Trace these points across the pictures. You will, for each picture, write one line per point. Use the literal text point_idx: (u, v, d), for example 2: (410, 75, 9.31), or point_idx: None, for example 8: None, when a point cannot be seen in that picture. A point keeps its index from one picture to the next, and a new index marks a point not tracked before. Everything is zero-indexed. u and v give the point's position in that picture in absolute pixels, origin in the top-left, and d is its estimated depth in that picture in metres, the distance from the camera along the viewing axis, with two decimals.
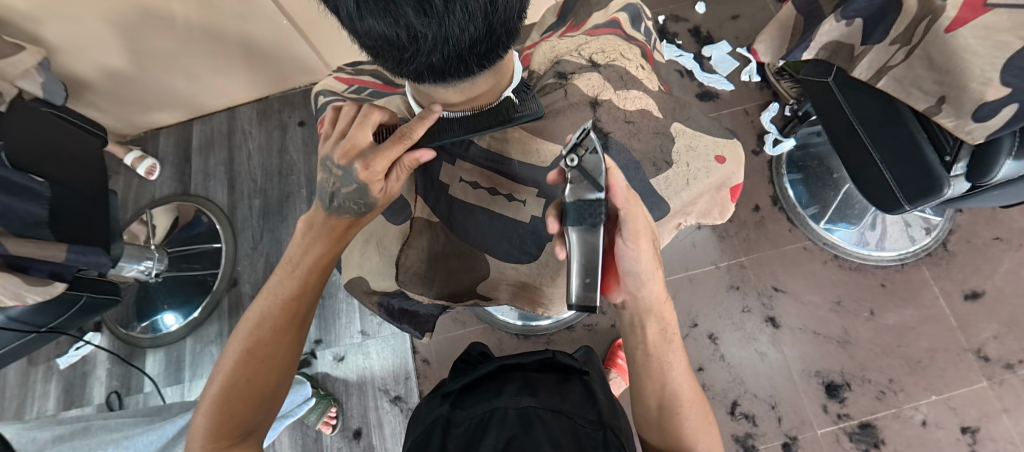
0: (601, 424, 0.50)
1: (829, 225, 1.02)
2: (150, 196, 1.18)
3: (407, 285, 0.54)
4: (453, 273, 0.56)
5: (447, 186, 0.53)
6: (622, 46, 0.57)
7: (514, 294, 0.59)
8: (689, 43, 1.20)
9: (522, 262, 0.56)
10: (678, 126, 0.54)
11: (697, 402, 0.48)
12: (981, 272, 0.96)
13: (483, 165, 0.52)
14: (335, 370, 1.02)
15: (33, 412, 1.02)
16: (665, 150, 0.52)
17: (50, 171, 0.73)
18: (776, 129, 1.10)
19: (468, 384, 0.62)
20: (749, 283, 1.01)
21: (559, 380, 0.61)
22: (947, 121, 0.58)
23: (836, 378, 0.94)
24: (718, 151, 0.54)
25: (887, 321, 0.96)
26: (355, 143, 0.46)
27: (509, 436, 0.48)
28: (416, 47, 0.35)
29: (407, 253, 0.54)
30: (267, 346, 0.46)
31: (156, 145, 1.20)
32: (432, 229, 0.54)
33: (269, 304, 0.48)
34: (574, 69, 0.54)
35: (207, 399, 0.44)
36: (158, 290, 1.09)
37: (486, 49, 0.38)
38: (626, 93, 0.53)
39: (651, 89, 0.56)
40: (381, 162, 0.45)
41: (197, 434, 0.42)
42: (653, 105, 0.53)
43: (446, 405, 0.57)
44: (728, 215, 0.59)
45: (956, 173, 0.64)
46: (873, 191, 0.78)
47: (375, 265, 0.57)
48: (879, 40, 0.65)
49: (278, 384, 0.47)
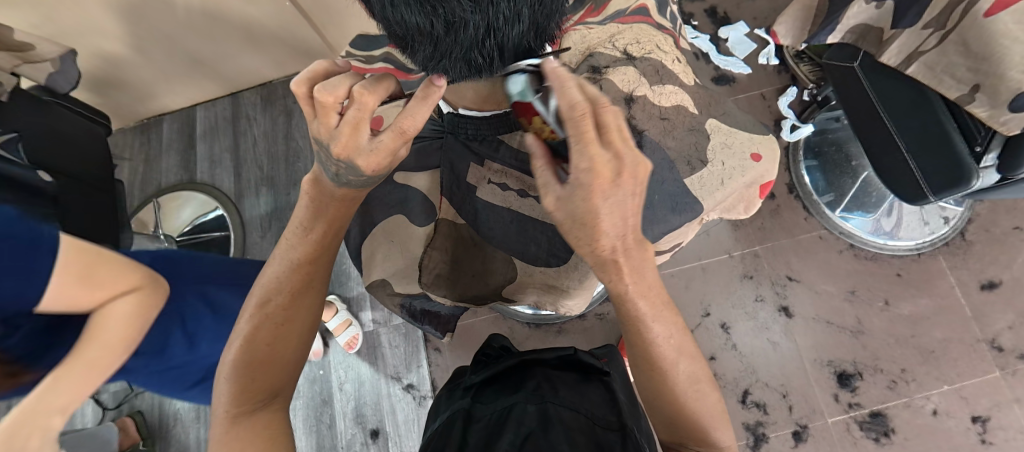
0: (620, 423, 0.50)
1: (845, 213, 1.01)
2: (155, 184, 1.16)
3: (430, 288, 0.53)
4: (478, 278, 0.55)
5: (475, 188, 0.52)
6: (656, 37, 0.54)
7: (540, 295, 0.55)
8: (706, 24, 1.16)
9: (551, 266, 0.53)
10: (712, 121, 0.52)
11: (697, 385, 0.44)
12: (998, 262, 0.94)
13: (512, 168, 0.51)
14: (347, 358, 1.02)
15: None
16: (700, 148, 0.50)
17: (56, 163, 0.72)
18: (795, 114, 1.07)
19: (489, 377, 0.63)
20: (762, 273, 1.00)
21: (580, 382, 0.60)
22: (980, 111, 0.57)
23: (848, 368, 0.94)
24: (755, 148, 0.51)
25: (901, 311, 0.95)
26: (350, 139, 0.38)
27: (528, 431, 0.47)
28: (454, 39, 0.30)
29: (430, 256, 0.53)
30: (283, 312, 0.46)
31: (160, 130, 1.18)
32: (455, 232, 0.54)
33: (283, 273, 0.46)
34: (609, 62, 0.52)
35: (227, 366, 0.44)
36: None
37: (529, 40, 0.33)
38: (661, 89, 0.50)
39: (686, 83, 0.53)
40: (382, 156, 0.39)
41: (222, 401, 0.43)
42: (688, 99, 0.51)
43: (467, 399, 0.57)
44: (752, 212, 0.56)
45: (987, 164, 0.63)
46: (895, 183, 0.77)
47: (397, 268, 0.55)
48: (910, 24, 0.65)
49: (298, 350, 0.47)
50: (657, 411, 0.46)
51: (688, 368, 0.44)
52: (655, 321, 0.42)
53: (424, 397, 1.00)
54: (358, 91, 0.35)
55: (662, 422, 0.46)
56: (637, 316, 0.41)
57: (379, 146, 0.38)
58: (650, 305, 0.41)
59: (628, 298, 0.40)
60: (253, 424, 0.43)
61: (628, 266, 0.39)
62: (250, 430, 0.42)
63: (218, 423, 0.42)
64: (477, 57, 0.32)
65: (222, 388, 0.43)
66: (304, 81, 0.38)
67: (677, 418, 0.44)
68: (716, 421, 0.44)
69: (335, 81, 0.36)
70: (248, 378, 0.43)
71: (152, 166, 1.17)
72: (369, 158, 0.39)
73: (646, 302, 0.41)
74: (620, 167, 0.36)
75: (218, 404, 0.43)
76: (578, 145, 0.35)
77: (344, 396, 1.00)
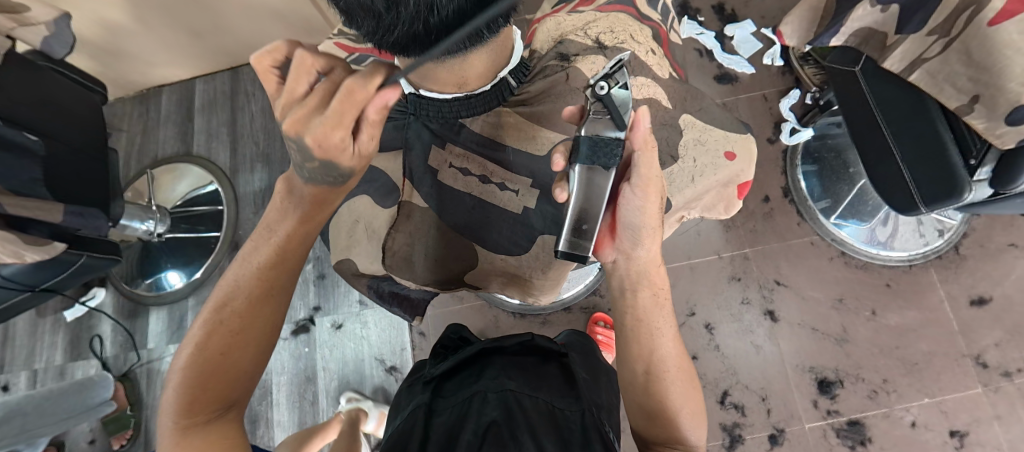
0: (581, 405, 0.51)
1: (839, 220, 0.99)
2: (152, 155, 1.16)
3: (393, 269, 0.54)
4: (442, 264, 0.55)
5: (436, 172, 0.52)
6: (633, 27, 0.53)
7: (503, 284, 0.59)
8: (712, 20, 1.14)
9: (514, 256, 0.55)
10: (687, 117, 0.51)
11: (685, 382, 0.46)
12: (990, 278, 0.93)
13: (474, 153, 0.52)
14: (332, 337, 1.03)
15: (43, 361, 1.05)
16: (671, 143, 0.50)
17: (45, 128, 0.73)
18: (795, 117, 1.06)
19: (449, 370, 0.61)
20: (750, 276, 1.00)
21: (541, 364, 0.60)
22: (978, 122, 0.57)
23: (829, 375, 0.93)
24: (729, 147, 0.51)
25: (888, 321, 0.94)
26: (303, 111, 0.36)
27: (490, 421, 0.46)
28: (396, 14, 0.29)
29: (394, 237, 0.53)
30: (239, 319, 0.44)
31: (159, 101, 1.18)
32: (420, 217, 0.53)
33: (242, 277, 0.46)
34: (579, 50, 0.52)
35: (178, 374, 0.42)
36: (161, 249, 1.10)
37: (479, 18, 0.31)
38: (634, 80, 0.50)
39: (661, 76, 0.52)
40: (337, 129, 0.36)
41: (171, 411, 0.41)
42: (662, 92, 0.51)
43: (427, 394, 0.54)
44: (731, 212, 0.54)
45: (980, 178, 0.63)
46: (888, 192, 0.77)
47: (364, 249, 0.56)
48: (914, 30, 0.62)
49: (256, 357, 0.46)
50: (639, 402, 0.46)
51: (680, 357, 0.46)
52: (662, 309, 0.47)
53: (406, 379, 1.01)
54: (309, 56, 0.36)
55: (638, 410, 0.47)
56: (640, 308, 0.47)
57: (327, 114, 0.35)
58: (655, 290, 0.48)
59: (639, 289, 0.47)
60: (206, 433, 0.41)
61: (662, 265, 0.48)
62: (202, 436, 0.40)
63: (166, 431, 0.41)
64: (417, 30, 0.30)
65: (172, 397, 0.41)
66: (266, 57, 0.39)
67: (657, 409, 0.45)
68: (692, 416, 0.45)
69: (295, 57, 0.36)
70: (201, 383, 0.42)
71: (150, 137, 1.17)
72: (317, 125, 0.35)
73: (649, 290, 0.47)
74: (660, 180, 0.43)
75: (166, 416, 0.41)
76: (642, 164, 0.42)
77: (327, 374, 1.02)
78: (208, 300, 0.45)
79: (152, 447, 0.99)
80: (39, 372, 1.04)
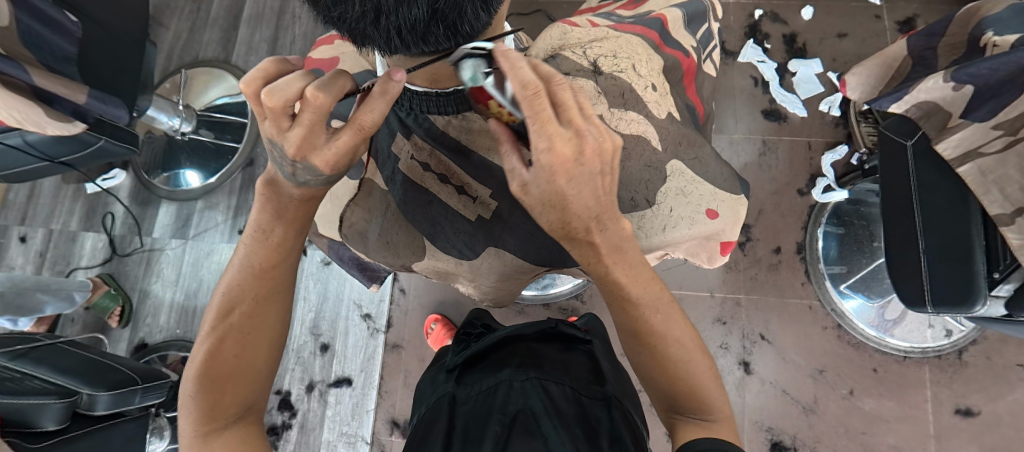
0: (605, 393, 0.51)
1: (846, 290, 0.94)
2: (193, 54, 1.19)
3: (347, 238, 0.56)
4: (389, 246, 0.55)
5: (396, 157, 0.52)
6: (638, 55, 0.49)
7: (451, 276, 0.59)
8: (778, 50, 1.06)
9: (465, 259, 0.55)
10: (675, 164, 0.48)
11: (686, 351, 0.42)
12: (985, 393, 0.88)
13: (438, 150, 0.51)
14: (320, 271, 1.07)
15: (59, 224, 1.12)
16: (650, 189, 0.47)
17: (86, 9, 0.75)
18: (834, 175, 1.00)
19: (471, 359, 0.63)
20: (737, 322, 0.97)
21: (565, 353, 0.61)
22: (1012, 237, 0.52)
23: (785, 440, 0.92)
24: (712, 204, 0.47)
25: (862, 405, 0.91)
26: (306, 138, 0.35)
27: (516, 410, 0.47)
28: (344, 11, 0.28)
29: (352, 211, 0.54)
30: (250, 320, 0.44)
31: (211, 4, 1.20)
32: (379, 196, 0.54)
33: (243, 279, 0.44)
34: (572, 70, 0.47)
35: (189, 384, 0.42)
36: (182, 147, 1.14)
37: (435, 30, 0.29)
38: (623, 115, 0.47)
39: (657, 115, 0.49)
40: (347, 155, 0.37)
41: (188, 423, 0.41)
42: (652, 133, 0.47)
43: (451, 382, 0.57)
44: (716, 262, 0.53)
45: (998, 293, 0.59)
46: (898, 279, 0.72)
47: (327, 211, 0.59)
48: (981, 118, 0.57)
49: (272, 354, 0.46)
50: (663, 392, 0.43)
51: (683, 336, 0.42)
52: (643, 301, 0.41)
53: (377, 330, 1.04)
54: (312, 89, 0.32)
55: (661, 388, 0.43)
56: (625, 296, 0.40)
57: (336, 138, 0.36)
58: (638, 284, 0.40)
59: (611, 279, 0.40)
60: (226, 439, 0.41)
61: (610, 247, 0.38)
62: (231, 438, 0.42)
63: (189, 444, 0.41)
64: (367, 30, 0.29)
65: (188, 412, 0.41)
66: (255, 78, 0.34)
67: (676, 389, 0.42)
68: (713, 384, 0.42)
69: (282, 83, 0.33)
70: (219, 392, 0.42)
71: (194, 36, 1.19)
72: (329, 154, 0.36)
73: (633, 285, 0.40)
74: (582, 144, 0.32)
75: (184, 425, 0.42)
76: (534, 125, 0.30)
77: (307, 305, 1.06)
78: (210, 305, 0.45)
79: (137, 328, 1.06)
80: (54, 234, 1.12)
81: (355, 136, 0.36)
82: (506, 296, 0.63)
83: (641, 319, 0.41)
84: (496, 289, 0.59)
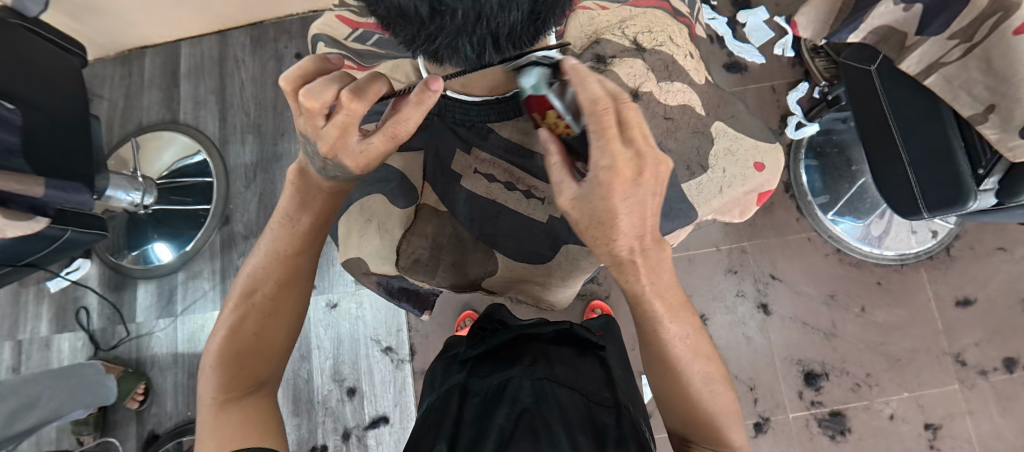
0: (612, 402, 0.49)
1: (836, 217, 1.00)
2: (136, 121, 1.10)
3: (407, 270, 0.54)
4: (455, 266, 0.56)
5: (459, 176, 0.52)
6: (669, 27, 0.51)
7: (519, 283, 0.61)
8: (725, 5, 1.10)
9: (533, 263, 0.57)
10: (721, 124, 0.50)
11: (710, 384, 0.43)
12: (977, 281, 0.96)
13: (501, 159, 0.51)
14: (327, 316, 1.02)
15: (27, 332, 1.02)
16: (703, 154, 0.49)
17: (25, 96, 0.67)
18: (802, 111, 1.05)
19: (485, 353, 0.58)
20: (746, 269, 1.01)
21: (576, 357, 0.56)
22: (990, 132, 0.56)
23: (815, 368, 0.96)
24: (760, 158, 0.50)
25: (875, 318, 0.97)
26: (338, 140, 0.33)
27: (523, 408, 0.45)
28: (442, 30, 0.27)
29: (409, 241, 0.54)
30: (271, 300, 0.45)
31: (143, 65, 1.12)
32: (436, 220, 0.54)
33: (268, 261, 0.45)
34: (615, 52, 0.49)
35: (211, 355, 0.43)
36: (147, 221, 1.06)
37: (525, 33, 0.29)
38: (669, 85, 0.48)
39: (696, 81, 0.51)
40: (376, 158, 0.36)
41: (206, 391, 0.41)
42: (697, 99, 0.50)
43: (463, 372, 0.54)
44: (746, 214, 0.56)
45: (987, 187, 0.63)
46: (891, 193, 0.77)
47: (374, 249, 0.54)
48: (934, 32, 0.58)
49: (287, 336, 0.47)
50: (676, 416, 0.45)
51: (705, 364, 0.43)
52: (670, 323, 0.40)
53: (401, 360, 1.01)
54: (347, 93, 0.30)
55: (676, 412, 0.45)
56: (653, 316, 0.40)
57: (367, 144, 0.34)
58: (667, 305, 0.40)
59: (644, 298, 0.39)
60: (242, 408, 0.42)
61: (648, 264, 0.38)
62: (243, 418, 0.41)
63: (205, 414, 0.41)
64: (461, 44, 0.28)
65: (207, 379, 0.42)
66: (295, 74, 0.32)
67: (694, 417, 0.43)
68: (731, 419, 0.43)
69: (319, 84, 0.31)
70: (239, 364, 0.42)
71: (133, 102, 1.11)
72: (356, 156, 0.35)
73: (662, 303, 0.40)
74: (640, 166, 0.32)
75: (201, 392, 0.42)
76: (597, 142, 0.31)
77: (323, 352, 1.01)
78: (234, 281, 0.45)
79: (145, 421, 0.99)
80: (24, 344, 1.02)
81: (386, 143, 0.34)
82: (562, 294, 0.66)
83: (665, 346, 0.41)
84: (564, 286, 0.62)
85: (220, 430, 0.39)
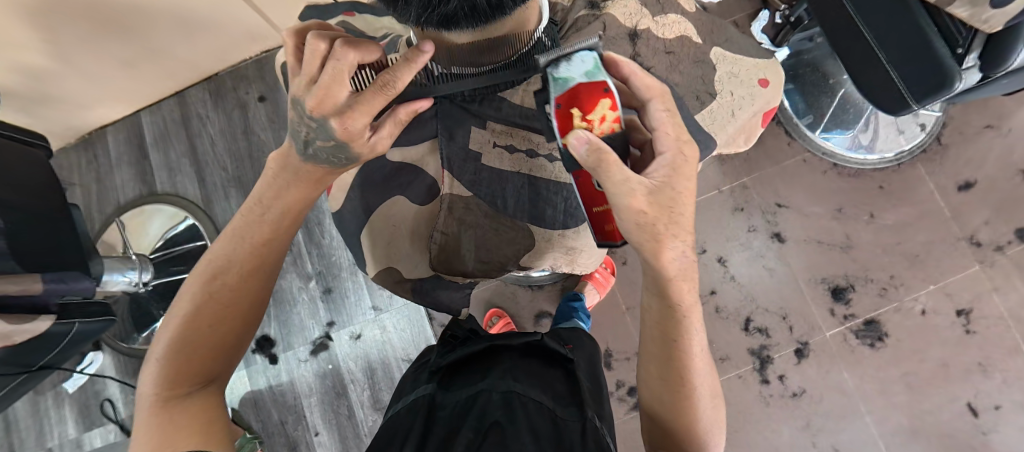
0: (585, 413, 0.45)
1: (825, 134, 1.01)
2: (114, 202, 1.08)
3: (447, 262, 0.61)
4: (496, 249, 0.62)
5: (480, 155, 0.60)
6: None
7: (556, 258, 0.66)
8: None
9: (567, 229, 0.63)
10: (717, 49, 0.64)
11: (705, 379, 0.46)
12: (973, 163, 0.98)
13: (518, 128, 0.60)
14: (354, 348, 1.01)
15: (55, 438, 1.00)
16: (706, 81, 0.62)
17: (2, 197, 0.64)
18: (768, 39, 1.06)
19: (455, 362, 0.55)
20: (752, 204, 1.01)
21: (543, 369, 0.52)
22: (961, 11, 0.53)
23: (841, 283, 0.97)
24: (762, 76, 0.63)
25: (885, 220, 0.98)
26: (328, 95, 0.38)
27: (491, 422, 0.43)
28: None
29: (443, 237, 0.60)
30: (228, 293, 0.45)
31: (106, 145, 1.09)
32: (466, 208, 0.60)
33: (233, 250, 0.46)
34: None
35: (162, 344, 0.43)
36: (150, 299, 1.03)
37: None
38: (664, 18, 0.63)
39: (689, 10, 0.66)
40: (361, 118, 0.40)
41: (152, 382, 0.42)
42: (691, 28, 0.64)
43: (432, 383, 0.50)
44: (753, 141, 0.67)
45: (968, 64, 0.62)
46: (878, 96, 0.77)
47: (409, 255, 0.63)
48: None
49: (243, 332, 0.47)
50: (663, 409, 0.47)
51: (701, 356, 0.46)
52: (686, 306, 0.44)
53: None
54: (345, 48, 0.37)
55: (665, 405, 0.46)
56: (672, 298, 0.43)
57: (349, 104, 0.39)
58: (685, 289, 0.44)
59: (669, 278, 0.42)
60: (186, 404, 0.41)
61: (676, 243, 0.41)
62: (184, 408, 0.41)
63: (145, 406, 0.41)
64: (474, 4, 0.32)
65: (154, 369, 0.42)
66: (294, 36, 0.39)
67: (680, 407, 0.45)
68: (712, 417, 0.46)
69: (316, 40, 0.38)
70: (187, 355, 0.43)
71: (106, 184, 1.08)
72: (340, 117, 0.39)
73: (681, 286, 0.43)
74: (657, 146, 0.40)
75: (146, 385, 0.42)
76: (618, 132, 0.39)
77: (357, 385, 1.00)
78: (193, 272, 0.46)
79: None
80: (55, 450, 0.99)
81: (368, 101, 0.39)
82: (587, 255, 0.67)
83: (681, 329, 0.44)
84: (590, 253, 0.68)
85: (154, 425, 0.39)
